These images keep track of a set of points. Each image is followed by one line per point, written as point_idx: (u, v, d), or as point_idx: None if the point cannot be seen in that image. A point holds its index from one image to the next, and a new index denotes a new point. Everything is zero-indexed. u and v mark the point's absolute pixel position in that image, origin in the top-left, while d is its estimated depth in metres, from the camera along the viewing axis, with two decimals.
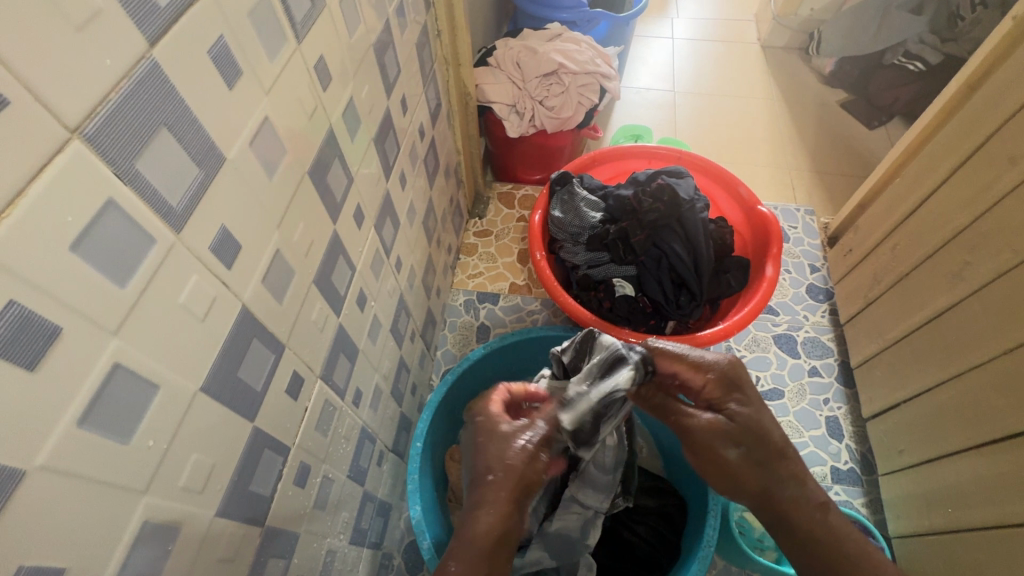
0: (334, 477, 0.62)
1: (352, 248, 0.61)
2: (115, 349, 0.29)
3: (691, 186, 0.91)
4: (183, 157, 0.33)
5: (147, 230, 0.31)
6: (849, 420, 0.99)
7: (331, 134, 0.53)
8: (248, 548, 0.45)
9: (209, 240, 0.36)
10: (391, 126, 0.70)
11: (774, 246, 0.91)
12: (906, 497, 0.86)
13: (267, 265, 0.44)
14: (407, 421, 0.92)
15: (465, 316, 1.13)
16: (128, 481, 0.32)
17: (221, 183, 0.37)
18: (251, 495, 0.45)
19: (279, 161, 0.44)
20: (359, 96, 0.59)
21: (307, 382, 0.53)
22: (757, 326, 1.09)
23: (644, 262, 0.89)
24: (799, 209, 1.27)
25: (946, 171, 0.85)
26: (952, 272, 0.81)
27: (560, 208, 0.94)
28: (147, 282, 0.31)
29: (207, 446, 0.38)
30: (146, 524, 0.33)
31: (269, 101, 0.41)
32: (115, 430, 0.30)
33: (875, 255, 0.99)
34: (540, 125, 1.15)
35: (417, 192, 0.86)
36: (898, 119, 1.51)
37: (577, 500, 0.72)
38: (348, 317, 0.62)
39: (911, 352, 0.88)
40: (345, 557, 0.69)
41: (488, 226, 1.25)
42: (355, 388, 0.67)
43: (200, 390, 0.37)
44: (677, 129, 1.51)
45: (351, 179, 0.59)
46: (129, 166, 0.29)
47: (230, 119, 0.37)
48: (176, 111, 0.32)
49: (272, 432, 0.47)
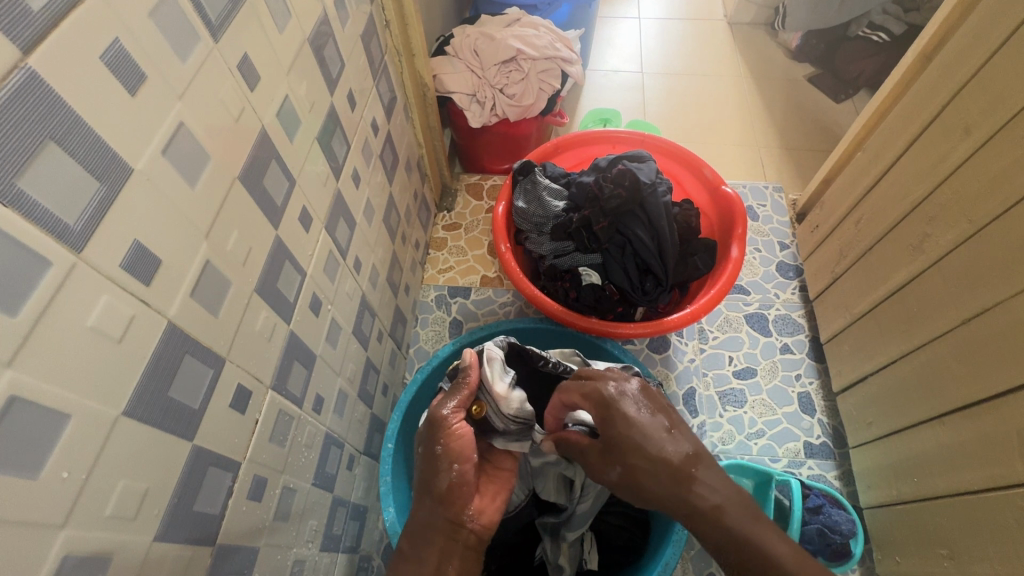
0: (296, 486, 0.61)
1: (299, 252, 0.59)
2: (11, 381, 0.28)
3: (652, 170, 0.90)
4: (78, 171, 0.31)
5: (40, 252, 0.29)
6: (821, 395, 1.00)
7: (265, 135, 0.51)
8: (197, 568, 0.44)
9: (120, 257, 0.34)
10: (338, 123, 0.68)
11: (739, 227, 0.90)
12: (875, 469, 0.87)
13: (196, 277, 0.42)
14: (379, 422, 0.91)
15: (437, 312, 1.11)
16: (40, 517, 0.30)
17: (130, 194, 0.35)
18: (196, 515, 0.43)
19: (202, 168, 0.42)
20: (296, 94, 0.56)
21: (256, 394, 0.52)
22: (728, 306, 1.09)
23: (609, 250, 0.88)
24: (767, 187, 1.26)
25: (905, 142, 0.85)
26: (912, 244, 0.81)
27: (523, 198, 0.92)
28: (44, 308, 0.29)
29: (136, 471, 0.37)
30: (67, 559, 0.32)
31: (184, 105, 0.39)
32: (17, 465, 0.29)
33: (840, 230, 1.00)
34: (502, 113, 1.13)
35: (375, 189, 0.84)
36: (864, 91, 1.51)
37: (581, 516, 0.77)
38: (301, 323, 0.61)
39: (877, 325, 0.88)
40: (317, 565, 0.68)
41: (456, 219, 1.23)
42: (315, 395, 0.65)
43: (123, 414, 0.35)
44: (645, 111, 1.50)
45: (293, 182, 0.57)
46: (9, 184, 0.27)
47: (135, 128, 0.35)
48: (66, 123, 0.30)
49: (216, 449, 0.46)
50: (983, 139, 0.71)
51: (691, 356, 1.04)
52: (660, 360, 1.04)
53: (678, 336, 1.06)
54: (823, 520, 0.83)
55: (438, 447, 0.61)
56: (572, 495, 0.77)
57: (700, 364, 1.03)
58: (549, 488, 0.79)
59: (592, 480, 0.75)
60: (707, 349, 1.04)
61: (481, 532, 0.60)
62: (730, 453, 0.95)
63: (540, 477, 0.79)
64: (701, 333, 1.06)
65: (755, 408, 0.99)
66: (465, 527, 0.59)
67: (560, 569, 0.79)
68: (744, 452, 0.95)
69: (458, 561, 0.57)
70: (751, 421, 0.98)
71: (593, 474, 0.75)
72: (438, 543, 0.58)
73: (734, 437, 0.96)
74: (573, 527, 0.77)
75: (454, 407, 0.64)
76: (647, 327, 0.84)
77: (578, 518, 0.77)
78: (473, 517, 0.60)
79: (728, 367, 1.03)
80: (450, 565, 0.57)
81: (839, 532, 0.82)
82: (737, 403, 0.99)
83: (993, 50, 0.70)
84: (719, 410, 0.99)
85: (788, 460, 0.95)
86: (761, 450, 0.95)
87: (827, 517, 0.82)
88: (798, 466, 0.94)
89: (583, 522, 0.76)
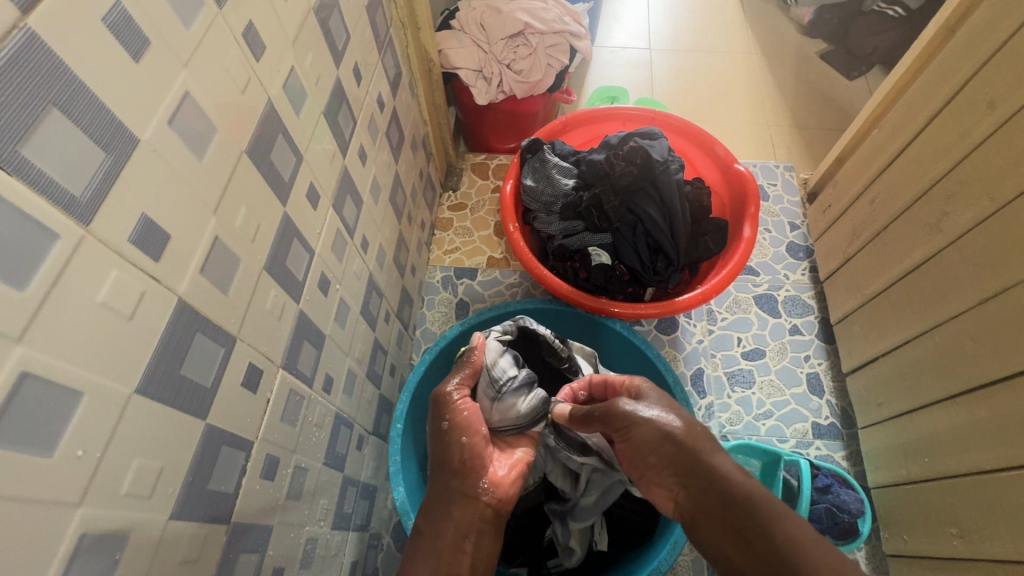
0: (308, 466, 0.61)
1: (307, 230, 0.58)
2: (21, 357, 0.27)
3: (665, 147, 0.88)
4: (83, 140, 0.30)
5: (46, 224, 0.28)
6: (830, 376, 1.00)
7: (271, 108, 0.49)
8: (213, 546, 0.44)
9: (129, 232, 0.33)
10: (344, 97, 0.66)
11: (752, 206, 0.89)
12: (885, 449, 0.87)
13: (205, 253, 0.41)
14: (387, 403, 0.91)
15: (444, 293, 1.11)
16: (55, 495, 0.30)
17: (137, 166, 0.34)
18: (211, 494, 0.43)
19: (209, 141, 0.40)
20: (302, 66, 0.54)
21: (267, 372, 0.51)
22: (737, 287, 1.08)
23: (620, 229, 0.87)
24: (778, 165, 1.24)
25: (925, 118, 0.83)
26: (929, 223, 0.80)
27: (532, 177, 0.91)
28: (53, 283, 0.28)
29: (151, 449, 0.36)
30: (84, 537, 0.32)
31: (190, 74, 0.38)
32: (31, 442, 0.28)
33: (854, 209, 0.98)
34: (509, 90, 1.10)
35: (381, 167, 0.82)
36: (877, 68, 1.47)
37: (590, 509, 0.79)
38: (310, 302, 0.60)
39: (890, 305, 0.87)
40: (330, 543, 0.68)
41: (462, 199, 1.22)
42: (325, 375, 0.65)
43: (136, 392, 0.35)
44: (653, 89, 1.47)
45: (300, 157, 0.56)
46: (13, 152, 0.26)
47: (139, 96, 0.33)
48: (68, 88, 0.29)
49: (229, 428, 0.45)
50: (1008, 113, 0.69)
51: (699, 337, 1.03)
52: (668, 341, 1.03)
53: (686, 317, 1.05)
54: (832, 499, 0.83)
55: (443, 422, 0.64)
56: (577, 487, 0.80)
57: (709, 345, 1.02)
58: (556, 477, 0.80)
59: (601, 477, 0.78)
60: (716, 331, 1.04)
61: (497, 505, 0.60)
62: (738, 433, 0.95)
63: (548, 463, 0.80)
64: (710, 314, 1.05)
65: (763, 388, 0.99)
66: (479, 500, 0.60)
67: (571, 551, 0.80)
68: (752, 433, 0.95)
69: (474, 536, 0.57)
70: (759, 402, 0.98)
71: (603, 472, 0.78)
72: (453, 519, 0.57)
73: (742, 418, 0.96)
74: (578, 518, 0.79)
75: (458, 383, 0.67)
76: (658, 308, 0.83)
77: (586, 508, 0.78)
78: (488, 489, 0.61)
79: (736, 348, 1.02)
80: (468, 539, 0.56)
81: (848, 511, 0.82)
82: (745, 383, 0.99)
83: (1021, 20, 0.67)
84: (728, 391, 0.99)
85: (796, 441, 0.95)
86: (768, 431, 0.95)
87: (836, 497, 0.83)
88: (806, 446, 0.94)
89: (589, 515, 0.79)
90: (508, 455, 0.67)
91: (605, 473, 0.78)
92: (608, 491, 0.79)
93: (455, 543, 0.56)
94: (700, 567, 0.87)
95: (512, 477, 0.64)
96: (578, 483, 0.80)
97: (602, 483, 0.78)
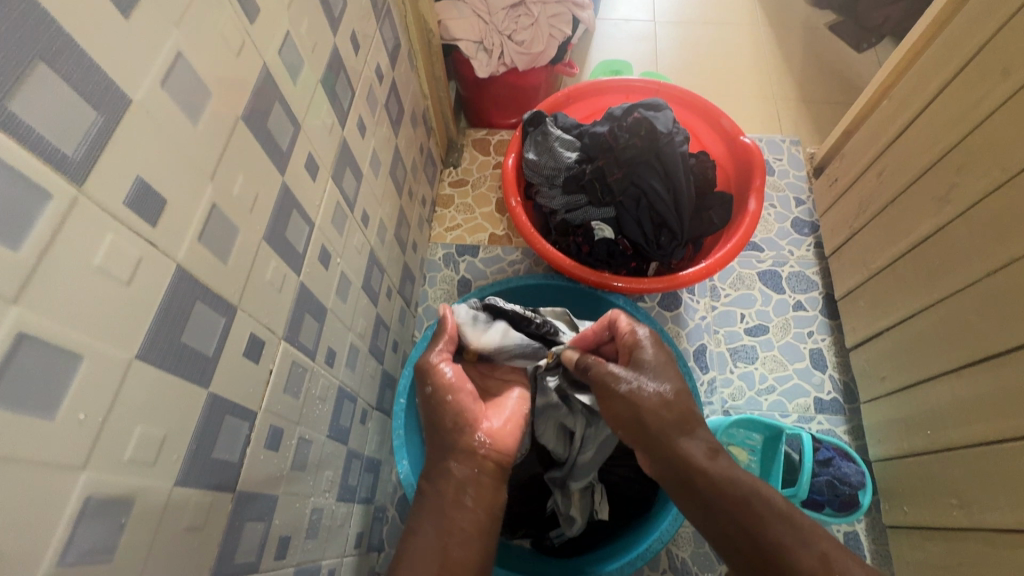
0: (312, 438, 0.61)
1: (306, 202, 0.57)
2: (17, 319, 0.27)
3: (669, 118, 0.87)
4: (72, 97, 0.29)
5: (37, 183, 0.27)
6: (833, 351, 0.99)
7: (266, 75, 0.48)
8: (219, 514, 0.44)
9: (124, 195, 0.33)
10: (342, 67, 0.64)
11: (757, 179, 0.87)
12: (887, 423, 0.87)
13: (203, 220, 0.40)
14: (390, 378, 0.91)
15: (445, 271, 1.10)
16: (58, 457, 0.30)
17: (129, 127, 0.33)
18: (215, 462, 0.43)
19: (204, 105, 0.39)
20: (298, 32, 0.53)
21: (269, 344, 0.51)
22: (741, 263, 1.07)
23: (623, 203, 0.86)
24: (784, 140, 1.22)
25: (936, 87, 0.81)
26: (938, 194, 0.79)
27: (533, 150, 0.89)
28: (47, 245, 0.28)
29: (153, 416, 0.36)
30: (90, 500, 0.32)
31: (181, 33, 0.36)
32: (30, 404, 0.28)
33: (861, 182, 0.96)
34: (511, 63, 1.08)
35: (380, 140, 0.80)
36: (888, 40, 1.43)
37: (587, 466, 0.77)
38: (311, 275, 0.59)
39: (895, 280, 0.86)
40: (335, 514, 0.69)
41: (463, 175, 1.20)
42: (328, 348, 0.65)
43: (137, 358, 0.34)
44: (658, 62, 1.43)
45: (298, 127, 0.54)
46: (2, 108, 0.26)
47: (130, 54, 0.32)
48: (56, 43, 0.28)
49: (232, 398, 0.45)
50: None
51: (702, 314, 1.03)
52: (671, 317, 1.02)
53: (689, 293, 1.04)
54: (833, 472, 0.83)
55: (428, 388, 0.67)
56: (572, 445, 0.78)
57: (711, 321, 1.02)
58: (549, 438, 0.78)
59: (594, 429, 0.76)
60: (719, 307, 1.03)
61: (495, 457, 0.63)
62: (740, 408, 0.95)
63: (541, 425, 0.78)
64: (713, 290, 1.04)
65: (766, 364, 0.99)
66: (478, 454, 0.62)
67: (572, 520, 0.80)
68: (754, 408, 0.96)
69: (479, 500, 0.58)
70: (761, 377, 0.98)
71: (596, 423, 0.76)
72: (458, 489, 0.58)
73: (744, 393, 0.96)
74: (576, 478, 0.78)
75: (440, 351, 0.69)
76: (661, 282, 0.82)
77: (583, 467, 0.77)
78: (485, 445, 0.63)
79: (739, 324, 1.02)
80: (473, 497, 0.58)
81: (848, 484, 0.83)
82: (748, 358, 0.99)
83: None
84: (730, 366, 0.99)
85: (798, 416, 0.95)
86: (770, 406, 0.95)
87: (837, 469, 0.83)
88: (807, 421, 0.95)
89: (586, 474, 0.77)
90: (500, 411, 0.70)
91: (598, 425, 0.76)
92: (605, 446, 0.76)
93: (456, 499, 0.60)
94: (701, 539, 0.88)
95: (507, 431, 0.67)
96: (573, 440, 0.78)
97: (597, 437, 0.76)
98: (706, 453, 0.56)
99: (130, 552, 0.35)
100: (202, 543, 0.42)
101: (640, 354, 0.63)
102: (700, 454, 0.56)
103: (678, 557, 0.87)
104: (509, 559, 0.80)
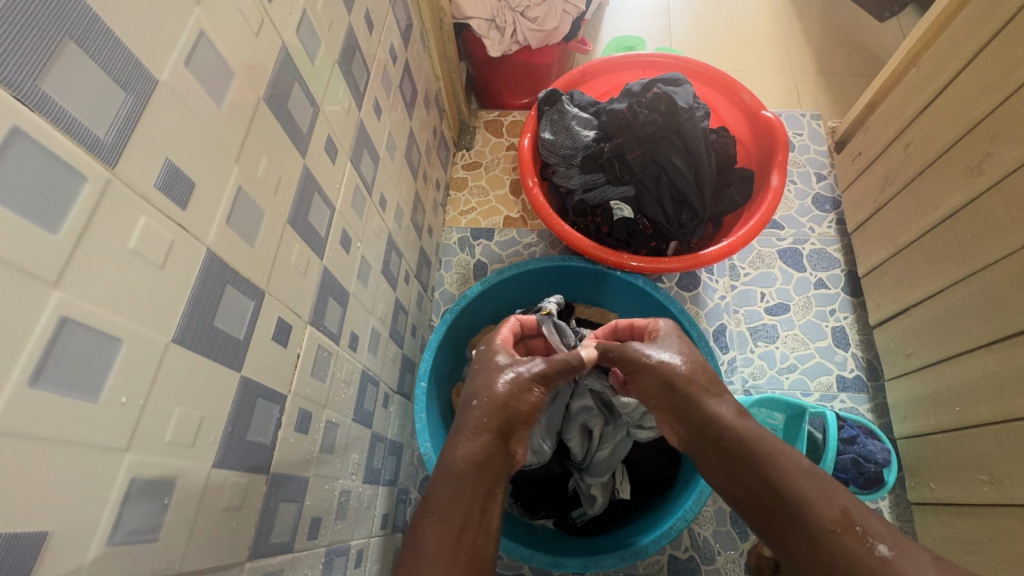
0: (338, 421, 0.61)
1: (326, 184, 0.57)
2: (59, 302, 0.27)
3: (689, 93, 0.85)
4: (101, 79, 0.29)
5: (72, 165, 0.27)
6: (855, 328, 0.98)
7: (285, 55, 0.46)
8: (255, 495, 0.45)
9: (154, 178, 0.32)
10: (357, 46, 0.62)
11: (780, 154, 0.86)
12: (912, 400, 0.86)
13: (230, 204, 0.40)
14: (410, 362, 0.91)
15: (461, 255, 1.09)
16: (103, 441, 0.30)
17: (158, 109, 0.32)
18: (249, 445, 0.44)
19: (227, 87, 0.39)
20: (315, 10, 0.51)
21: (295, 328, 0.51)
22: (761, 241, 1.05)
23: (642, 181, 0.85)
24: (804, 113, 1.19)
25: (969, 54, 0.78)
26: (971, 165, 0.76)
27: (549, 130, 0.88)
28: (84, 227, 0.28)
29: (191, 399, 0.36)
30: (134, 482, 0.32)
31: (204, 12, 0.35)
32: (76, 387, 0.28)
33: (886, 155, 0.94)
34: (523, 40, 1.07)
35: (395, 123, 0.79)
36: (911, 7, 1.38)
37: (604, 465, 0.81)
38: (333, 259, 0.59)
39: (923, 255, 0.85)
40: (362, 496, 0.70)
41: (477, 158, 1.19)
42: (350, 332, 0.65)
43: (172, 342, 0.35)
44: (671, 37, 1.39)
45: (317, 109, 0.53)
46: (32, 88, 0.25)
47: (154, 33, 0.32)
48: (83, 21, 0.27)
49: (263, 382, 0.45)
50: None
51: (721, 294, 1.02)
52: (690, 297, 1.01)
53: (708, 273, 1.03)
54: (858, 450, 0.83)
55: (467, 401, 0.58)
56: (592, 443, 0.82)
57: (731, 301, 1.01)
58: (573, 440, 0.81)
59: (612, 429, 0.82)
60: (739, 286, 1.02)
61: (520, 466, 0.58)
62: (762, 388, 0.95)
63: (566, 427, 0.82)
64: (733, 269, 1.03)
65: (787, 343, 0.97)
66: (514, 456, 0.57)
67: (593, 499, 0.82)
68: (775, 387, 0.95)
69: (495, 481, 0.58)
70: (783, 356, 0.97)
71: (613, 423, 0.82)
72: None
73: (765, 372, 0.95)
74: (594, 474, 0.81)
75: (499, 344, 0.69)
76: (682, 261, 0.81)
77: (601, 464, 0.81)
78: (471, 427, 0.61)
79: (760, 304, 1.00)
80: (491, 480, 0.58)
81: (874, 462, 0.82)
82: (769, 338, 0.98)
83: None
84: (750, 346, 0.98)
85: (821, 394, 0.94)
86: (792, 384, 0.95)
87: (862, 447, 0.83)
88: (830, 400, 0.94)
89: (604, 469, 0.81)
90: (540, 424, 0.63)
91: (617, 425, 0.82)
92: (618, 445, 0.82)
93: None
94: (723, 518, 0.88)
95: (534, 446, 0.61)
96: (593, 438, 0.82)
97: (616, 435, 0.81)
98: (734, 413, 0.57)
99: (174, 533, 0.36)
100: (240, 524, 0.43)
101: (635, 344, 0.67)
102: (727, 412, 0.57)
103: (700, 535, 0.87)
104: (530, 538, 0.80)
